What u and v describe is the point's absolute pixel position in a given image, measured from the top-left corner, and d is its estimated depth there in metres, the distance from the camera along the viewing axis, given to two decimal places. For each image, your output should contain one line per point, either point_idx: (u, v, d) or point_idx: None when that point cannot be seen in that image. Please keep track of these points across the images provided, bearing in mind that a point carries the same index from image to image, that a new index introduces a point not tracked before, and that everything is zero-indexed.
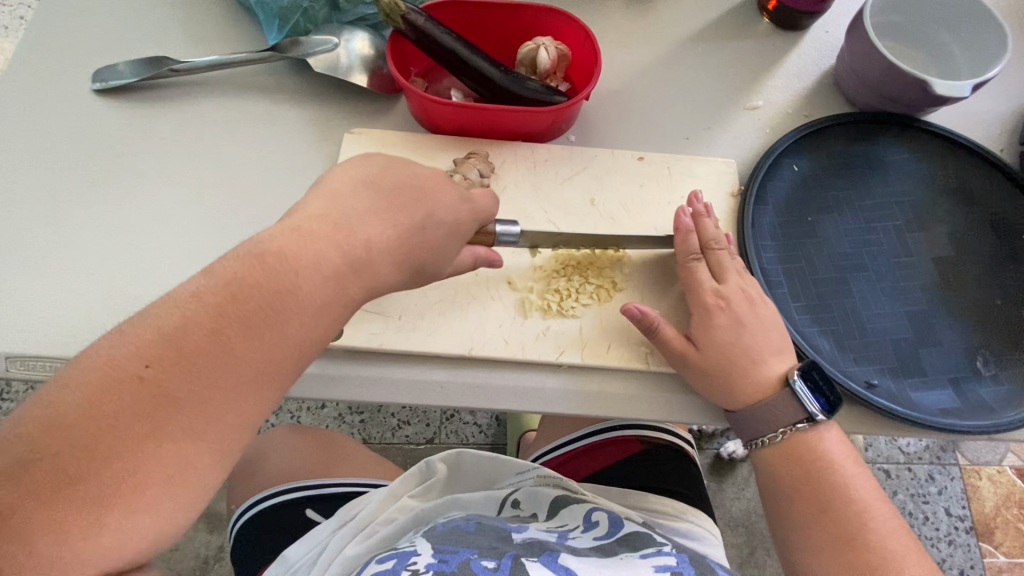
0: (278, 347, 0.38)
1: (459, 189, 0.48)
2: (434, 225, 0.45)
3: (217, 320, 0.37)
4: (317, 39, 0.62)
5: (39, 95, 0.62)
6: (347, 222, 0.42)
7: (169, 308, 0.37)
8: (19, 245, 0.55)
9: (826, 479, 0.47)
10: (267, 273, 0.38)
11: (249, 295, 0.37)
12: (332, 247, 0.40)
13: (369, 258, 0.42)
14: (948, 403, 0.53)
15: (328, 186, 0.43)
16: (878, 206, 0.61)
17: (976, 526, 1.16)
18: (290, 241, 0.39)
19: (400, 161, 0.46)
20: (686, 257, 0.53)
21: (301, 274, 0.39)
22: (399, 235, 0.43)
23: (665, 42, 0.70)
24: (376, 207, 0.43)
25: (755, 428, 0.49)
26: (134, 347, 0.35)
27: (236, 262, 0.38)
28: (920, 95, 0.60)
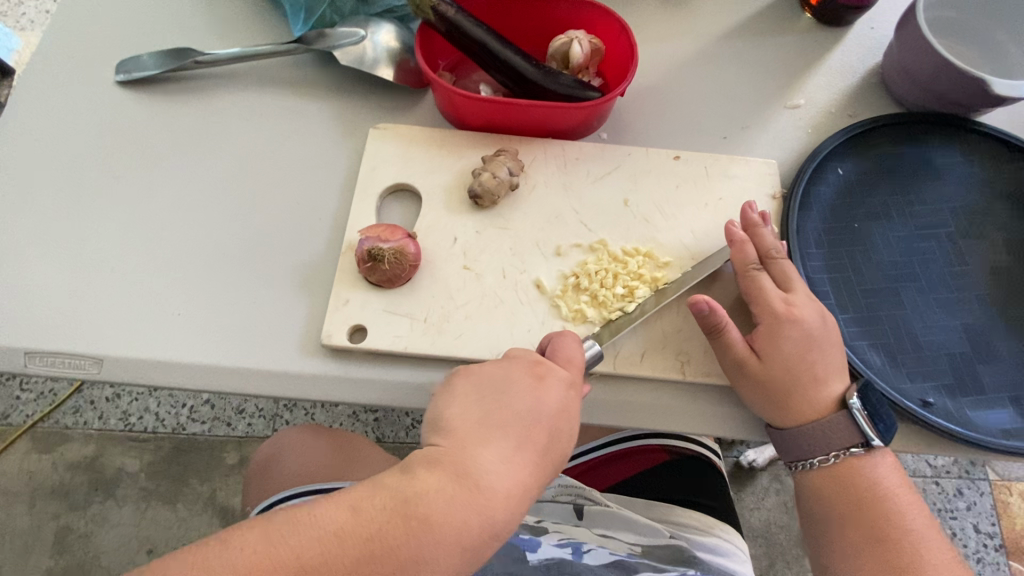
0: None
1: (567, 371, 0.42)
2: (558, 442, 0.40)
3: (348, 572, 0.34)
4: (343, 31, 0.60)
5: (62, 85, 0.61)
6: (476, 473, 0.37)
7: (294, 552, 0.34)
8: (40, 237, 0.54)
9: (879, 507, 0.44)
10: (407, 531, 0.35)
11: (384, 550, 0.35)
12: (469, 510, 0.36)
13: (504, 513, 0.37)
14: (1009, 423, 0.49)
15: (448, 422, 0.39)
16: (929, 212, 0.58)
17: (1007, 544, 1.11)
18: (429, 502, 0.36)
19: (513, 372, 0.41)
20: (745, 266, 0.50)
21: (437, 537, 0.35)
22: (532, 474, 0.38)
23: (701, 38, 0.67)
24: (506, 447, 0.38)
25: (806, 449, 0.46)
26: (267, 573, 0.33)
27: (378, 509, 0.36)
28: (975, 95, 0.57)
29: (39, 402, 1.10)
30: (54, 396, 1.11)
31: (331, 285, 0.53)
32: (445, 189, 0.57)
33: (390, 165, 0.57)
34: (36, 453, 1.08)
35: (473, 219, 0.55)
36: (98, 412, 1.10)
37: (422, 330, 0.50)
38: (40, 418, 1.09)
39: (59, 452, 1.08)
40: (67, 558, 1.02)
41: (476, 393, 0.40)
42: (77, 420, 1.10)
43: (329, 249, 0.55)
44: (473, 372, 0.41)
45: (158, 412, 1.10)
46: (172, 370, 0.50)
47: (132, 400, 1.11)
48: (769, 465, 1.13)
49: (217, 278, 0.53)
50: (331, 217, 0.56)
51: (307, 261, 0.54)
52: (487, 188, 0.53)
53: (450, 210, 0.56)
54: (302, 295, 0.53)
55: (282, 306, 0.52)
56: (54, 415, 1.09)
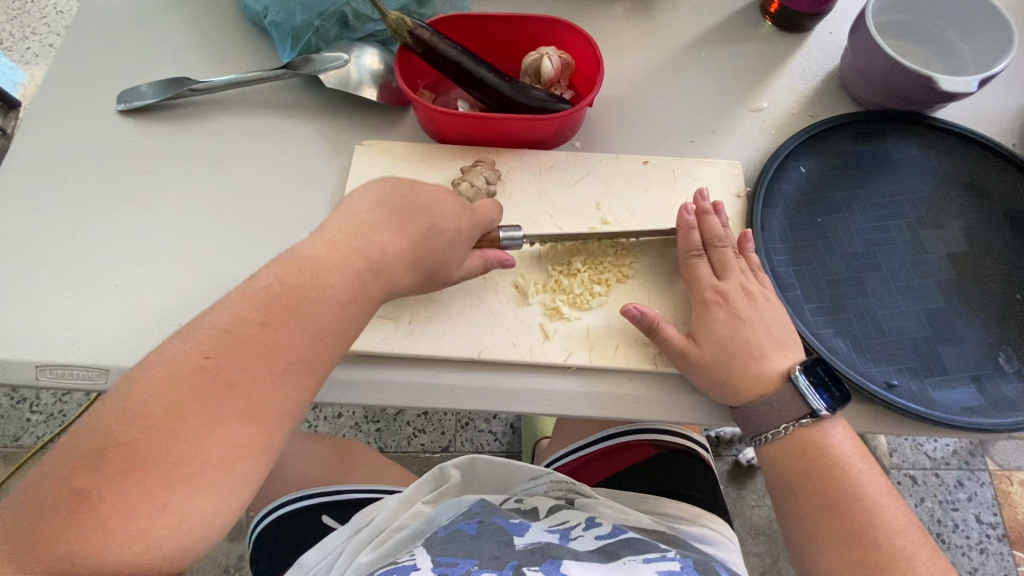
0: (318, 335, 0.43)
1: (460, 199, 0.52)
2: (440, 235, 0.49)
3: (265, 313, 0.41)
4: (328, 56, 0.64)
5: (67, 117, 0.65)
6: (370, 233, 0.47)
7: (220, 309, 0.41)
8: (48, 258, 0.57)
9: (831, 475, 0.47)
10: (308, 272, 0.44)
11: (293, 292, 0.42)
12: (357, 253, 0.46)
13: (388, 262, 0.47)
14: (972, 401, 0.52)
15: (347, 205, 0.49)
16: (888, 204, 0.61)
17: (1010, 534, 1.12)
18: (320, 249, 0.45)
19: (408, 183, 0.51)
20: (689, 253, 0.54)
21: (334, 276, 0.44)
22: (411, 242, 0.48)
23: (667, 48, 0.71)
24: (391, 220, 0.48)
25: (758, 425, 0.48)
26: (194, 341, 0.39)
27: (276, 274, 0.43)
28: (925, 91, 0.60)
29: (50, 423, 1.14)
30: (64, 416, 1.14)
31: None
32: None
33: (375, 179, 0.61)
34: None
35: None
36: None
37: (406, 330, 0.53)
38: (50, 439, 1.12)
39: None
40: None
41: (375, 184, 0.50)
42: None
43: None
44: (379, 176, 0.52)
45: None
46: None
47: None
48: None
49: (215, 290, 0.56)
50: None
51: None
52: (466, 197, 0.57)
53: None
54: None
55: None
56: (64, 435, 1.13)
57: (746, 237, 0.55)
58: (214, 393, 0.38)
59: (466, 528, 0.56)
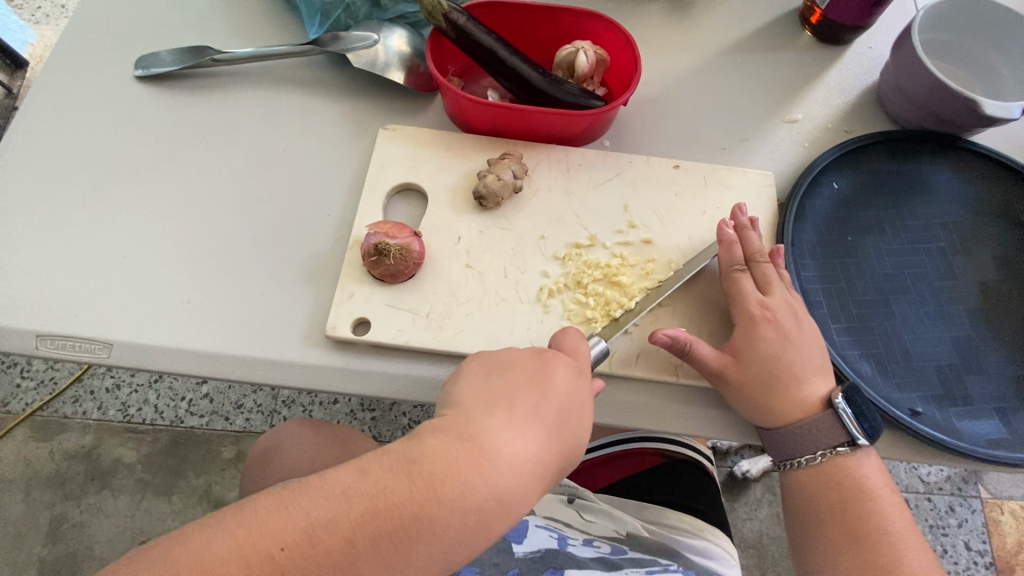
0: (403, 573, 0.35)
1: (573, 360, 0.43)
2: (569, 426, 0.41)
3: (354, 529, 0.35)
4: (357, 35, 0.62)
5: (81, 78, 0.63)
6: (489, 438, 0.38)
7: (317, 498, 0.35)
8: (54, 223, 0.55)
9: (860, 508, 0.47)
10: (415, 489, 0.36)
11: (391, 512, 0.35)
12: (479, 479, 0.37)
13: (515, 487, 0.38)
14: (995, 433, 0.51)
15: (466, 388, 0.41)
16: (921, 228, 0.60)
17: (997, 562, 1.11)
18: (443, 461, 0.37)
19: (521, 352, 0.43)
20: (730, 267, 0.53)
21: (444, 508, 0.36)
22: (541, 453, 0.39)
23: (703, 52, 0.69)
24: (518, 419, 0.39)
25: (791, 449, 0.48)
26: (280, 526, 0.34)
27: (388, 476, 0.36)
28: (966, 115, 0.59)
29: (39, 391, 1.11)
30: (54, 385, 1.12)
31: (337, 278, 0.54)
32: (451, 190, 0.58)
33: (398, 165, 0.59)
34: (35, 441, 1.09)
35: (477, 219, 0.57)
36: (97, 402, 1.11)
37: (423, 324, 0.52)
38: (39, 407, 1.10)
39: (57, 441, 1.09)
40: (59, 547, 1.03)
41: (488, 368, 0.42)
42: (75, 410, 1.11)
43: (337, 245, 0.56)
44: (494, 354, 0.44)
45: (157, 404, 1.12)
46: (179, 357, 0.51)
47: (132, 392, 1.12)
48: (763, 476, 1.14)
49: (226, 268, 0.54)
50: (340, 213, 0.58)
51: (315, 255, 0.56)
52: (492, 189, 0.55)
53: (455, 209, 0.57)
54: (309, 288, 0.54)
55: (288, 297, 0.54)
56: (54, 404, 1.11)
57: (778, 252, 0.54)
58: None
59: None
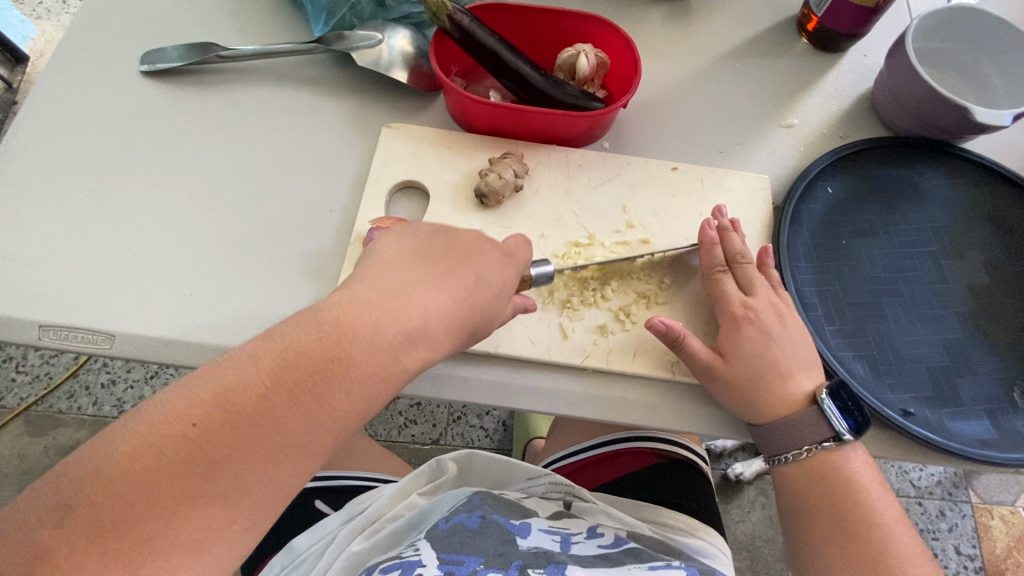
0: (324, 414, 0.39)
1: (498, 246, 0.48)
2: (483, 288, 0.45)
3: (267, 385, 0.38)
4: (361, 34, 0.63)
5: (87, 73, 0.63)
6: (403, 290, 0.43)
7: (223, 372, 0.38)
8: (57, 215, 0.56)
9: (848, 501, 0.48)
10: (324, 338, 0.39)
11: (303, 361, 0.38)
12: (388, 319, 0.41)
13: (423, 327, 0.42)
14: (985, 434, 0.52)
15: (383, 254, 0.46)
16: (912, 232, 0.61)
17: (986, 567, 1.12)
18: (351, 309, 0.41)
19: (444, 231, 0.48)
20: (712, 269, 0.54)
21: (355, 347, 0.40)
22: (451, 304, 0.43)
23: (702, 57, 0.70)
24: (431, 275, 0.44)
25: (781, 445, 0.49)
26: (188, 403, 0.37)
27: (296, 334, 0.40)
28: (958, 122, 0.60)
29: (34, 386, 1.11)
30: (50, 379, 1.12)
31: (339, 274, 0.55)
32: (453, 188, 0.59)
33: (401, 163, 0.60)
34: (29, 436, 1.08)
35: (478, 217, 0.57)
36: (92, 397, 1.11)
37: None
38: (34, 401, 1.10)
39: (51, 436, 1.09)
40: None
41: (407, 236, 0.47)
42: (70, 405, 1.11)
43: (339, 240, 0.57)
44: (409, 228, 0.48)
45: (153, 400, 1.12)
46: (181, 348, 0.51)
47: (127, 388, 1.12)
48: (756, 479, 1.15)
49: (228, 261, 0.55)
50: (342, 209, 0.59)
51: (317, 250, 0.56)
52: (493, 188, 0.56)
53: (455, 207, 0.58)
54: (311, 283, 0.55)
55: (290, 291, 0.54)
56: (48, 399, 1.11)
57: (766, 254, 0.55)
58: (195, 466, 0.36)
59: (467, 523, 0.55)
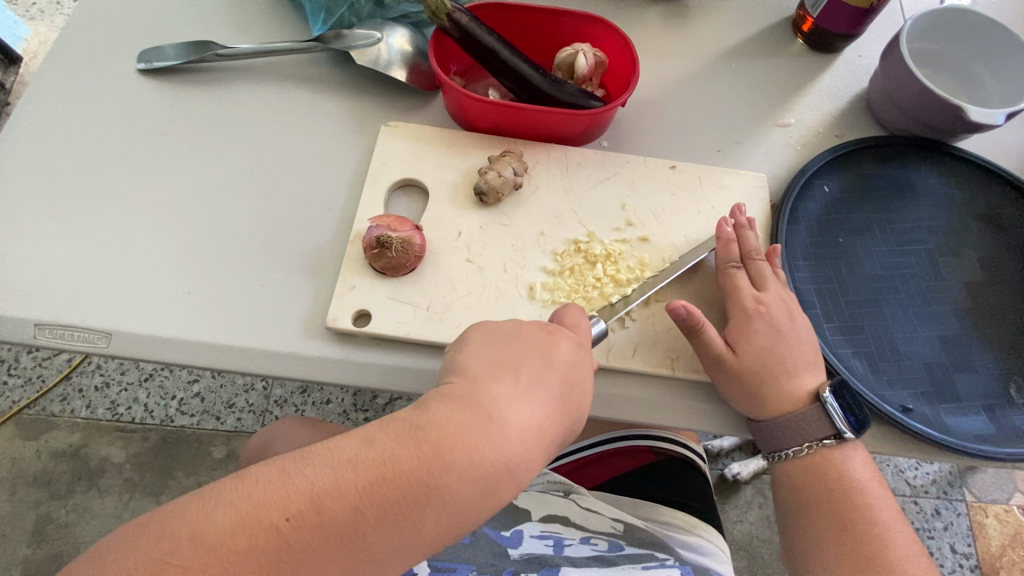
0: (412, 540, 0.36)
1: (575, 335, 0.44)
2: (574, 392, 0.41)
3: (362, 497, 0.35)
4: (360, 33, 0.63)
5: (83, 71, 0.63)
6: (493, 405, 0.38)
7: (323, 469, 0.35)
8: (54, 213, 0.55)
9: (848, 498, 0.48)
10: (421, 460, 0.36)
11: (399, 479, 0.35)
12: (485, 445, 0.37)
13: (519, 452, 0.38)
14: (983, 428, 0.52)
15: (467, 361, 0.41)
16: (909, 230, 0.61)
17: (982, 565, 1.13)
18: (448, 430, 0.36)
19: (525, 324, 0.43)
20: (726, 263, 0.54)
21: (452, 473, 0.36)
22: (544, 418, 0.39)
23: (698, 57, 0.71)
24: (521, 387, 0.39)
25: (782, 441, 0.49)
26: (283, 495, 0.35)
27: (393, 444, 0.36)
28: (952, 120, 0.61)
29: (26, 389, 1.10)
30: (42, 382, 1.11)
31: (338, 272, 0.55)
32: (452, 186, 0.59)
33: (400, 161, 0.60)
34: (21, 439, 1.07)
35: (477, 215, 0.57)
36: (86, 400, 1.10)
37: (424, 316, 0.52)
38: (26, 405, 1.09)
39: (44, 440, 1.07)
40: (45, 548, 1.01)
41: (491, 337, 0.42)
42: (63, 408, 1.10)
43: (338, 238, 0.57)
44: (496, 325, 0.44)
45: (147, 403, 1.11)
46: (178, 347, 0.51)
47: (122, 390, 1.11)
48: (753, 479, 1.15)
49: (226, 260, 0.55)
50: (342, 208, 0.58)
51: (315, 248, 0.56)
52: (492, 185, 0.56)
53: (455, 205, 0.58)
54: (310, 281, 0.55)
55: (289, 289, 0.54)
56: (41, 402, 1.09)
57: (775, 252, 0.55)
58: (275, 562, 0.34)
59: None
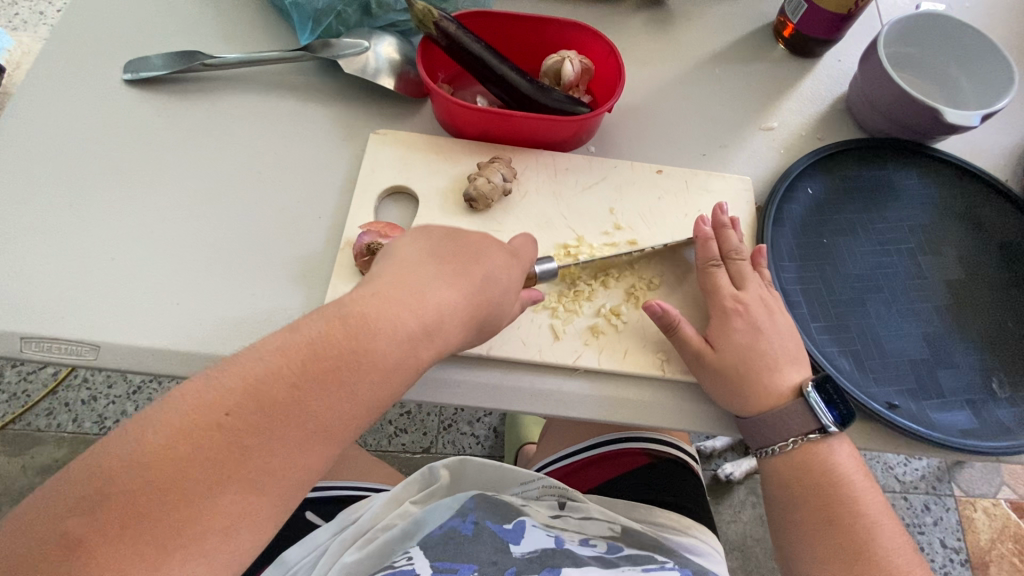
0: (350, 403, 0.40)
1: (504, 247, 0.49)
2: (493, 285, 0.46)
3: (297, 374, 0.38)
4: (348, 42, 0.63)
5: (68, 83, 0.63)
6: (418, 287, 0.43)
7: (256, 359, 0.39)
8: (39, 226, 0.55)
9: (837, 492, 0.48)
10: (348, 331, 0.40)
11: (331, 352, 0.39)
12: (409, 314, 0.42)
13: (439, 322, 0.43)
14: (968, 424, 0.53)
15: (397, 256, 0.46)
16: (890, 229, 0.63)
17: (972, 559, 1.15)
18: (371, 305, 0.41)
19: (455, 232, 0.49)
20: (706, 262, 0.55)
21: (378, 338, 0.41)
22: (464, 300, 0.44)
23: (683, 63, 0.72)
24: (443, 275, 0.45)
25: (766, 436, 0.50)
26: (220, 393, 0.37)
27: (319, 330, 0.40)
28: (930, 122, 0.62)
29: (11, 404, 1.08)
30: (27, 397, 1.09)
31: (329, 280, 0.55)
32: (442, 193, 0.59)
33: (390, 169, 0.60)
34: (5, 455, 1.05)
35: (468, 221, 0.58)
36: (72, 414, 1.09)
37: None
38: (11, 420, 1.07)
39: (29, 455, 1.06)
40: None
41: (422, 237, 0.48)
42: (49, 422, 1.08)
43: (329, 246, 0.57)
44: (424, 229, 0.49)
45: (135, 415, 1.09)
46: (168, 357, 0.51)
47: (109, 403, 1.10)
48: (746, 479, 1.16)
49: (215, 269, 0.55)
50: (331, 216, 0.59)
51: (305, 257, 0.56)
52: (482, 192, 0.56)
53: (445, 212, 0.58)
54: (301, 289, 0.55)
55: (279, 298, 0.54)
56: (26, 417, 1.08)
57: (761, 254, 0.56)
58: (225, 451, 0.36)
59: (462, 528, 0.55)
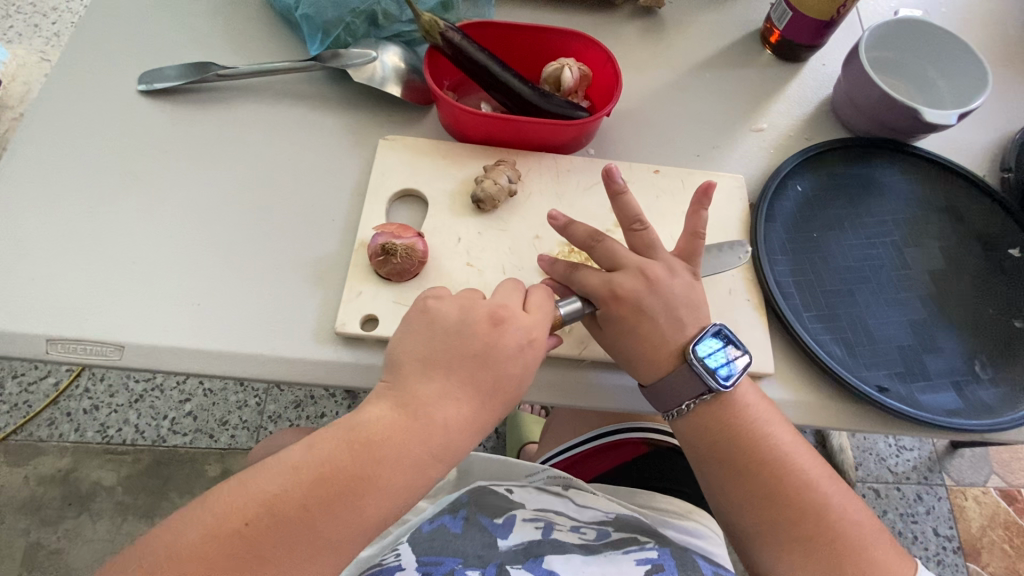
0: (358, 522, 0.42)
1: (519, 328, 0.49)
2: (505, 386, 0.47)
3: (308, 494, 0.42)
4: (356, 52, 0.66)
5: (83, 94, 0.64)
6: (425, 407, 0.45)
7: (274, 472, 0.42)
8: (59, 232, 0.57)
9: (795, 493, 0.50)
10: (354, 455, 0.43)
11: (340, 475, 0.42)
12: (416, 441, 0.44)
13: (446, 441, 0.45)
14: (953, 404, 0.56)
15: (402, 361, 0.47)
16: (876, 224, 0.66)
17: (964, 546, 1.18)
18: (379, 430, 0.44)
19: (466, 323, 0.48)
20: (629, 224, 0.56)
21: (386, 459, 0.43)
22: (469, 410, 0.46)
23: (675, 69, 0.75)
24: (450, 390, 0.46)
25: (665, 402, 0.53)
26: (241, 503, 0.41)
27: (332, 447, 0.43)
28: (911, 122, 0.66)
29: (12, 415, 1.09)
30: (29, 408, 1.10)
31: (343, 280, 0.57)
32: (450, 195, 0.62)
33: (399, 173, 0.63)
34: (7, 465, 1.06)
35: (475, 221, 0.60)
36: (74, 423, 1.09)
37: None
38: (13, 431, 1.08)
39: (32, 466, 1.06)
40: None
41: (426, 333, 0.48)
42: (51, 432, 1.09)
43: (342, 248, 0.59)
44: (432, 318, 0.49)
45: (138, 423, 1.10)
46: (189, 357, 0.53)
47: (111, 412, 1.11)
48: None
49: (233, 271, 0.57)
50: (344, 218, 0.61)
51: (319, 258, 0.58)
52: (489, 193, 0.59)
53: (454, 213, 0.61)
54: (316, 289, 0.57)
55: (296, 298, 0.56)
56: (28, 427, 1.08)
57: None
58: (241, 557, 0.40)
59: (450, 525, 0.57)
